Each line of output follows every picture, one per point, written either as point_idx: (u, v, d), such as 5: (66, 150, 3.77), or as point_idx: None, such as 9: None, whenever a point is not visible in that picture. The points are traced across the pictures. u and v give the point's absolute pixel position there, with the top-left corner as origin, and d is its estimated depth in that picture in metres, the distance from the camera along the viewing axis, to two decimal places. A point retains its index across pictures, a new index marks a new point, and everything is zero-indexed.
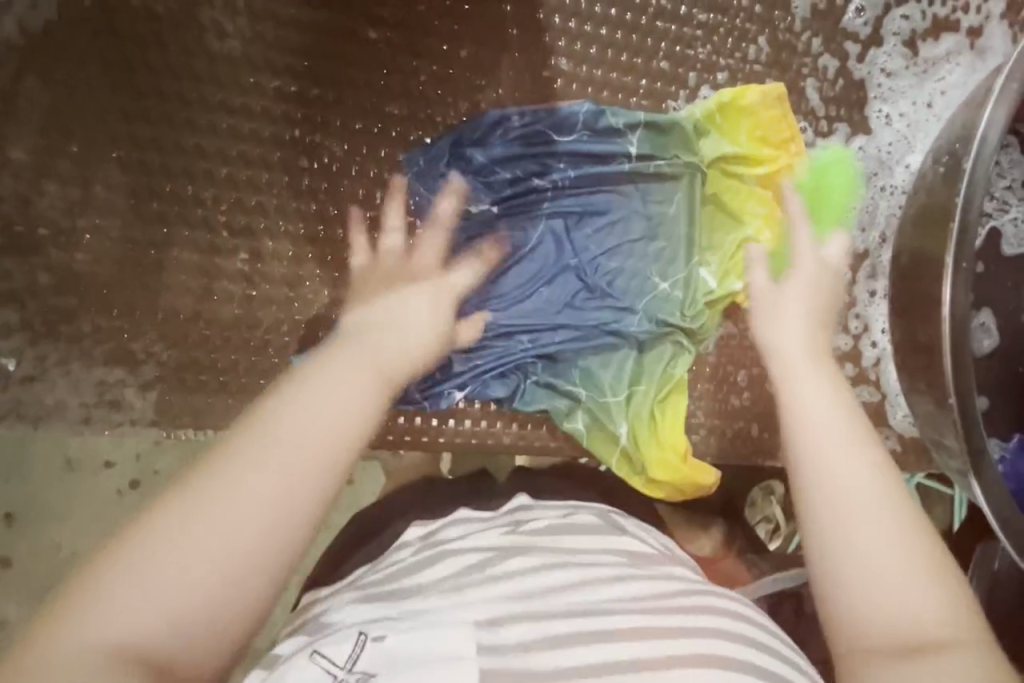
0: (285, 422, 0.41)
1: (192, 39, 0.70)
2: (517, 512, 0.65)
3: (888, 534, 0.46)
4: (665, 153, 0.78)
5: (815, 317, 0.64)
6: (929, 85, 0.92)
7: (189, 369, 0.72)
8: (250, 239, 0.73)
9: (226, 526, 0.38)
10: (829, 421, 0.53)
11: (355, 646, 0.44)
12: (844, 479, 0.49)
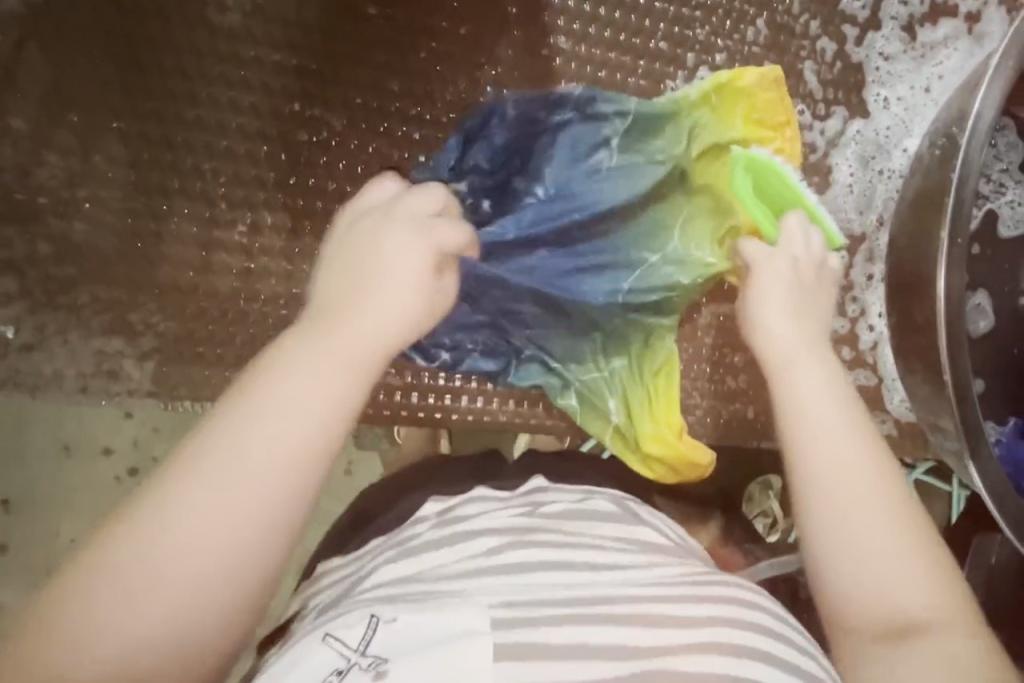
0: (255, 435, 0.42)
1: (193, 11, 0.70)
2: (532, 493, 0.62)
3: (878, 522, 0.51)
4: (656, 136, 0.77)
5: (800, 319, 0.63)
6: (927, 69, 0.93)
7: (186, 341, 0.73)
8: (249, 211, 0.73)
9: (194, 543, 0.40)
10: (825, 411, 0.56)
11: (368, 628, 0.45)
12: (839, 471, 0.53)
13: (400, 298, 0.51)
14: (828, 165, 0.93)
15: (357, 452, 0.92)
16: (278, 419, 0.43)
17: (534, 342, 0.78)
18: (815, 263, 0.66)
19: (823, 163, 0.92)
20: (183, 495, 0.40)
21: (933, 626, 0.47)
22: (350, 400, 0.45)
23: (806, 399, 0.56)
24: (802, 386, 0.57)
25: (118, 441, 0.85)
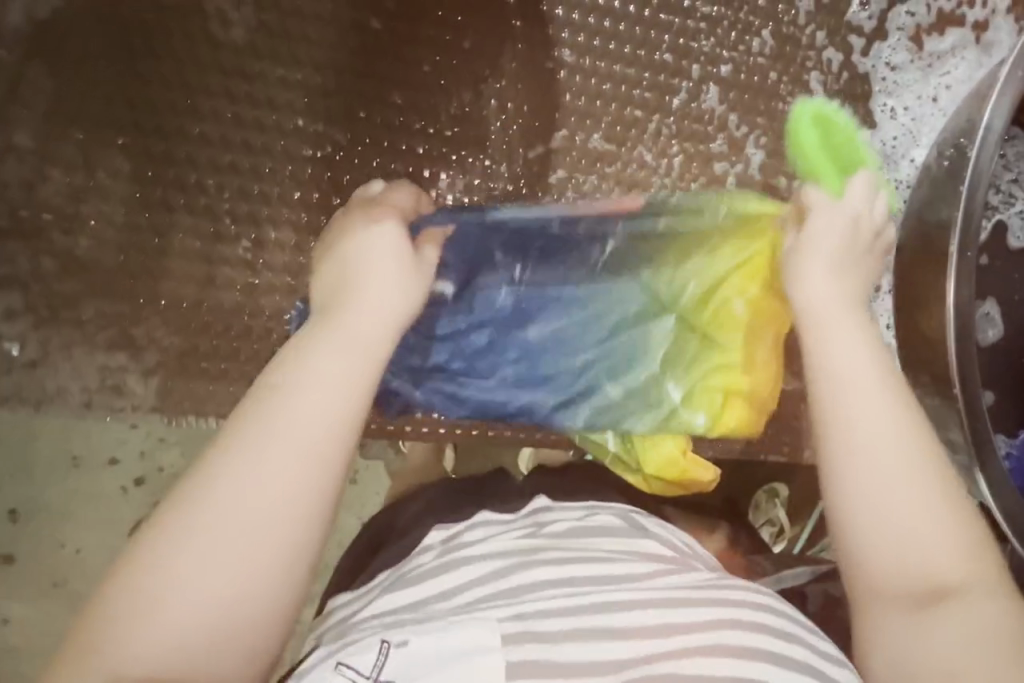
0: (279, 425, 0.44)
1: (197, 28, 0.70)
2: (536, 513, 0.61)
3: (926, 499, 0.48)
4: (634, 250, 0.76)
5: (850, 284, 0.58)
6: (934, 79, 0.92)
7: (189, 356, 0.72)
8: (253, 226, 0.73)
9: (232, 533, 0.41)
10: (862, 370, 0.52)
11: (379, 655, 0.44)
12: (877, 439, 0.49)
13: (393, 288, 0.53)
14: None
15: (362, 464, 0.91)
16: (296, 413, 0.44)
17: (491, 414, 0.81)
18: (864, 225, 0.62)
19: None
20: (218, 491, 0.42)
21: (971, 614, 0.45)
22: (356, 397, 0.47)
23: (837, 364, 0.53)
24: (828, 343, 0.54)
25: (125, 453, 0.85)
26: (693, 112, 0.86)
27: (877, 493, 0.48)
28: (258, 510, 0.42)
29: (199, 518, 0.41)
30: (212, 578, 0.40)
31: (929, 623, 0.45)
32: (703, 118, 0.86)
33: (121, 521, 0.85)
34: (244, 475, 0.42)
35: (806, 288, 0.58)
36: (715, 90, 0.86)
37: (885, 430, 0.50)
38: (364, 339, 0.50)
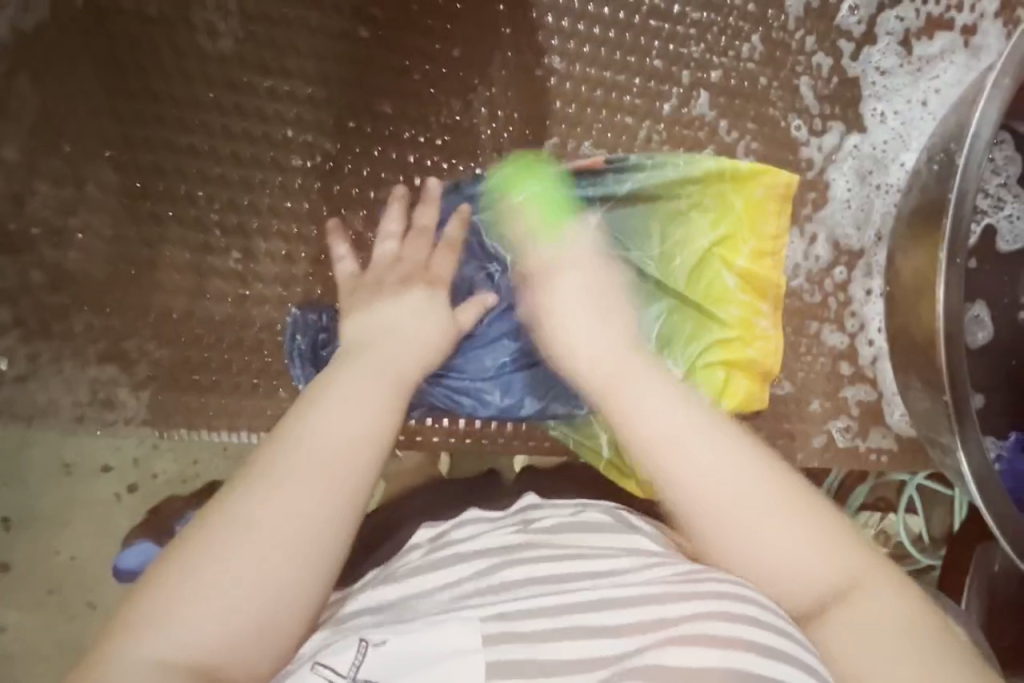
0: (312, 441, 0.49)
1: (185, 39, 0.70)
2: (525, 510, 0.62)
3: (787, 524, 0.51)
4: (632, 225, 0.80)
5: (615, 319, 0.64)
6: (923, 83, 0.93)
7: (181, 369, 0.72)
8: (243, 238, 0.73)
9: (266, 535, 0.45)
10: (683, 412, 0.55)
11: (357, 654, 0.44)
12: (717, 481, 0.52)
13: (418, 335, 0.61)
14: (825, 181, 0.92)
15: None
16: (327, 429, 0.49)
17: (501, 410, 0.79)
18: (591, 262, 0.68)
19: (819, 180, 0.92)
20: (253, 498, 0.46)
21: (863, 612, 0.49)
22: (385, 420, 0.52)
23: (662, 424, 0.55)
24: (649, 394, 0.57)
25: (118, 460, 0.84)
26: (683, 118, 0.86)
27: (736, 531, 0.51)
28: (291, 515, 0.45)
29: (234, 522, 0.45)
30: (241, 576, 0.43)
31: (829, 631, 0.49)
32: (693, 124, 0.86)
33: (113, 531, 0.85)
34: (281, 484, 0.46)
35: (588, 348, 0.62)
36: (706, 96, 0.87)
37: (726, 469, 0.52)
38: (391, 370, 0.56)
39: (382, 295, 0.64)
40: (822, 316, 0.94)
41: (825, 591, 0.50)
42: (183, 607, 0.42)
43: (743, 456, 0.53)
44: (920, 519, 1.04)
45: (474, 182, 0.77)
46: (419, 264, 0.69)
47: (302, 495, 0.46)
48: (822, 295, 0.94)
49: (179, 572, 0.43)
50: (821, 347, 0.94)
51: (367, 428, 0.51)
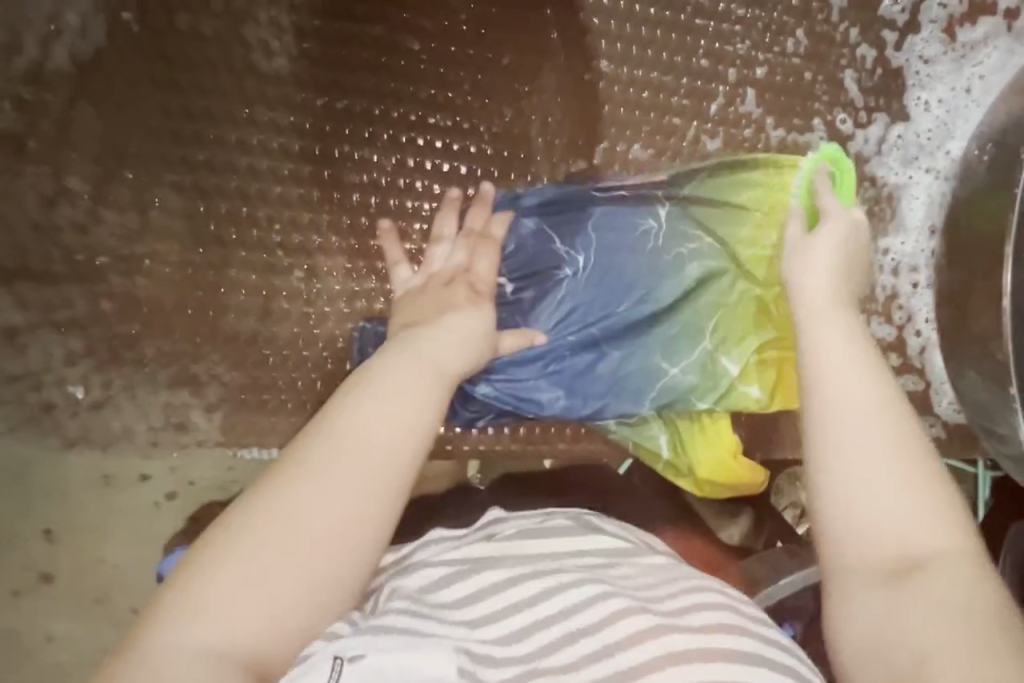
0: (356, 435, 0.48)
1: (240, 59, 0.70)
2: (490, 525, 0.59)
3: (892, 480, 0.45)
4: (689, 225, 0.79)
5: (838, 269, 0.59)
6: (968, 70, 0.92)
7: (249, 390, 0.74)
8: (305, 257, 0.73)
9: (301, 529, 0.44)
10: (848, 357, 0.51)
11: (333, 672, 0.41)
12: (854, 415, 0.48)
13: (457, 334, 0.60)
14: (871, 175, 0.92)
15: None
16: (375, 422, 0.48)
17: (557, 414, 0.79)
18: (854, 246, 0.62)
19: (865, 173, 0.92)
20: (294, 486, 0.45)
21: (952, 579, 0.42)
22: (432, 412, 0.51)
23: (822, 346, 0.52)
24: (816, 334, 0.53)
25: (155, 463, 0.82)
26: (730, 117, 0.86)
27: (850, 464, 0.46)
28: (330, 509, 0.45)
29: (268, 508, 0.44)
30: (267, 562, 0.43)
31: (898, 603, 0.42)
32: (740, 122, 0.86)
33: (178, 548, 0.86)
34: (322, 474, 0.46)
35: (795, 280, 0.60)
36: (751, 93, 0.86)
37: (864, 417, 0.48)
38: (440, 366, 0.55)
39: (430, 299, 0.64)
40: (870, 309, 0.93)
41: (905, 558, 0.44)
42: (201, 601, 0.41)
43: (889, 417, 0.48)
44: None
45: (531, 191, 0.78)
46: (463, 266, 0.68)
47: (340, 489, 0.45)
48: (869, 288, 0.93)
49: (207, 561, 0.42)
50: (870, 340, 0.94)
51: (420, 419, 0.50)
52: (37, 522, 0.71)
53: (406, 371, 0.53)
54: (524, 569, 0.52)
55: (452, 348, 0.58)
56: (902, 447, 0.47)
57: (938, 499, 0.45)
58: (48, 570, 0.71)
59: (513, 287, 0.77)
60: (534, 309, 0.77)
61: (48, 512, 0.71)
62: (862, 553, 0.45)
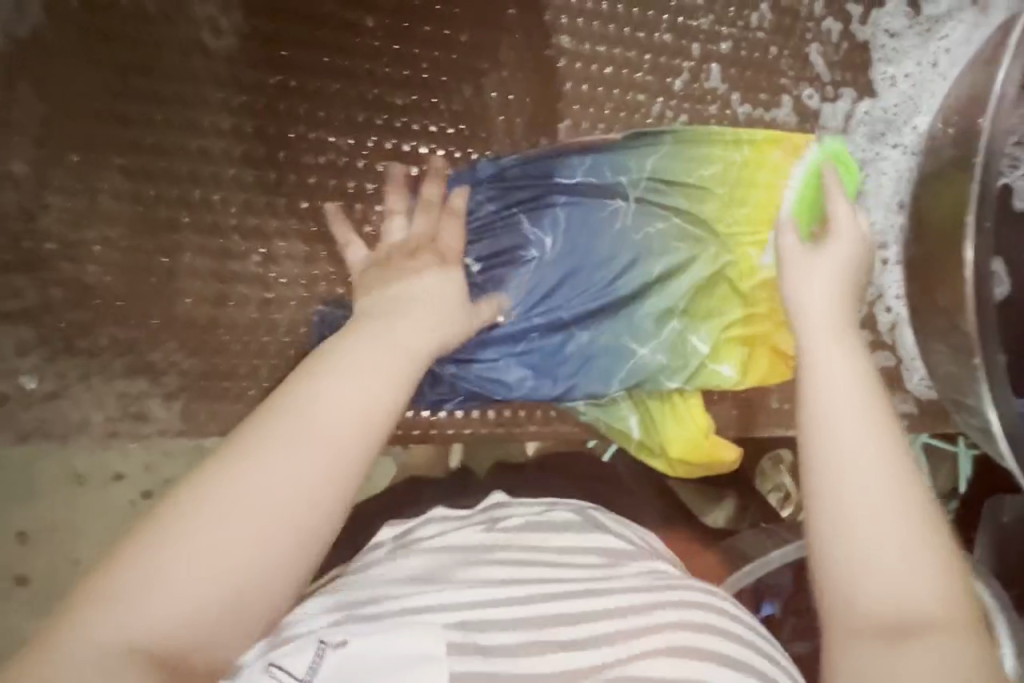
0: (321, 426, 0.45)
1: (187, 37, 0.68)
2: (493, 508, 0.61)
3: (890, 519, 0.45)
4: (660, 201, 0.79)
5: (845, 290, 0.60)
6: (933, 44, 0.91)
7: (211, 377, 0.72)
8: (262, 241, 0.72)
9: (254, 529, 0.41)
10: (863, 415, 0.49)
11: (314, 655, 0.42)
12: (856, 476, 0.46)
13: (430, 317, 0.58)
14: None
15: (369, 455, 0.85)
16: (338, 407, 0.46)
17: (522, 396, 0.79)
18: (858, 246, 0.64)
19: None
20: (241, 478, 0.42)
21: (948, 650, 0.41)
22: (395, 394, 0.49)
23: (831, 386, 0.50)
24: (824, 359, 0.52)
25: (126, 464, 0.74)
26: (695, 93, 0.85)
27: (844, 495, 0.46)
28: (288, 506, 0.42)
29: (219, 501, 0.41)
30: (216, 561, 0.40)
31: (884, 660, 0.42)
32: (705, 98, 0.85)
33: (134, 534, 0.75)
34: (280, 466, 0.43)
35: (800, 306, 0.58)
36: (716, 69, 0.85)
37: (875, 473, 0.46)
38: (403, 344, 0.53)
39: (392, 276, 0.62)
40: None
41: (899, 618, 0.43)
42: (139, 601, 0.38)
43: (885, 468, 0.46)
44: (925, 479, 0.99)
45: (489, 161, 0.77)
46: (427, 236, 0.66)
47: (299, 486, 0.43)
48: None
49: (151, 553, 0.39)
50: None
51: (382, 410, 0.48)
52: (11, 524, 0.71)
53: (372, 355, 0.51)
54: (521, 556, 0.53)
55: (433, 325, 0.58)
56: (901, 484, 0.46)
57: (930, 552, 0.44)
58: (24, 570, 0.71)
59: (472, 266, 0.77)
60: (496, 289, 0.77)
61: (15, 514, 0.71)
62: (857, 606, 0.44)
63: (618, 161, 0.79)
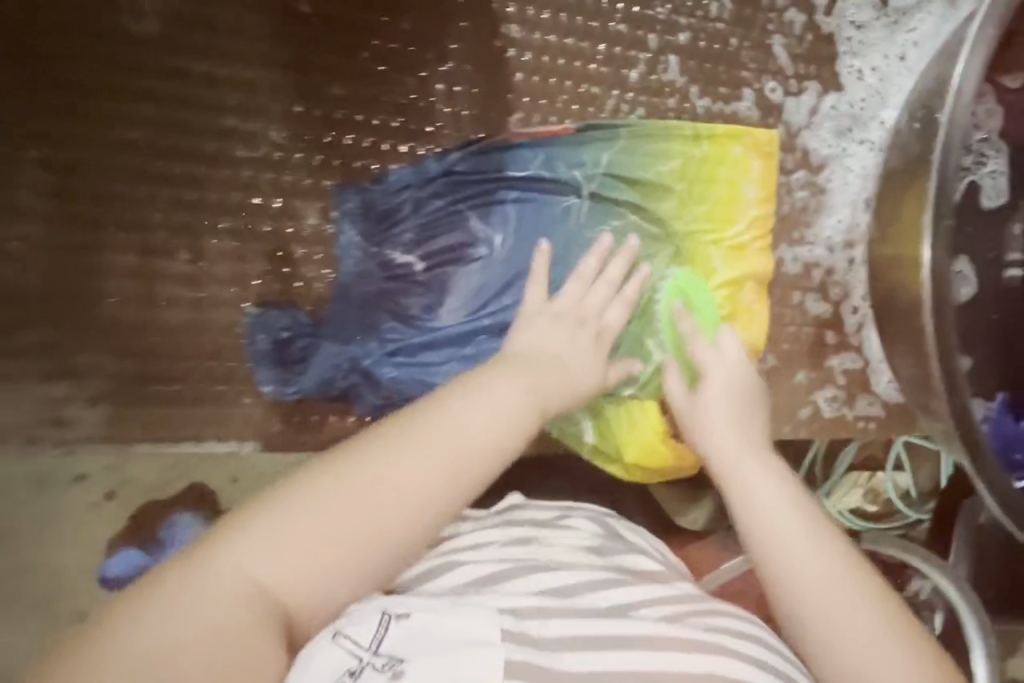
0: (449, 439, 0.48)
1: (106, 23, 0.64)
2: (511, 510, 0.66)
3: (858, 619, 0.48)
4: (613, 198, 0.78)
5: (742, 414, 0.66)
6: (901, 36, 0.88)
7: (136, 381, 0.69)
8: (191, 238, 0.68)
9: (358, 524, 0.43)
10: (800, 536, 0.53)
11: (379, 626, 0.42)
12: (809, 591, 0.50)
13: (551, 353, 0.63)
14: (801, 146, 0.88)
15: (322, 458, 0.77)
16: (469, 424, 0.49)
17: None
18: (742, 370, 0.70)
19: (796, 145, 0.88)
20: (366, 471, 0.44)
21: None
22: (523, 425, 0.52)
23: (763, 513, 0.55)
24: (748, 493, 0.57)
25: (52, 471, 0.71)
26: (652, 85, 0.82)
27: (806, 604, 0.50)
28: (398, 510, 0.44)
29: (338, 485, 0.43)
30: (322, 542, 0.42)
31: None
32: (663, 91, 0.82)
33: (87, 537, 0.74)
34: (401, 475, 0.45)
35: (712, 438, 0.64)
36: (675, 60, 0.82)
37: (831, 581, 0.50)
38: (535, 385, 0.56)
39: None
40: (805, 286, 0.91)
41: None
42: (248, 556, 0.40)
43: (827, 546, 0.52)
44: (908, 476, 1.00)
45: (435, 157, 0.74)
46: None
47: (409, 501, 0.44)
48: (803, 266, 0.90)
49: (271, 516, 0.42)
50: (805, 317, 0.91)
51: (505, 440, 0.50)
52: None
53: (508, 384, 0.54)
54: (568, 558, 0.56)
55: (564, 379, 0.61)
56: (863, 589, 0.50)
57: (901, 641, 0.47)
58: None
59: (415, 267, 0.74)
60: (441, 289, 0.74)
61: None
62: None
63: (573, 156, 0.77)
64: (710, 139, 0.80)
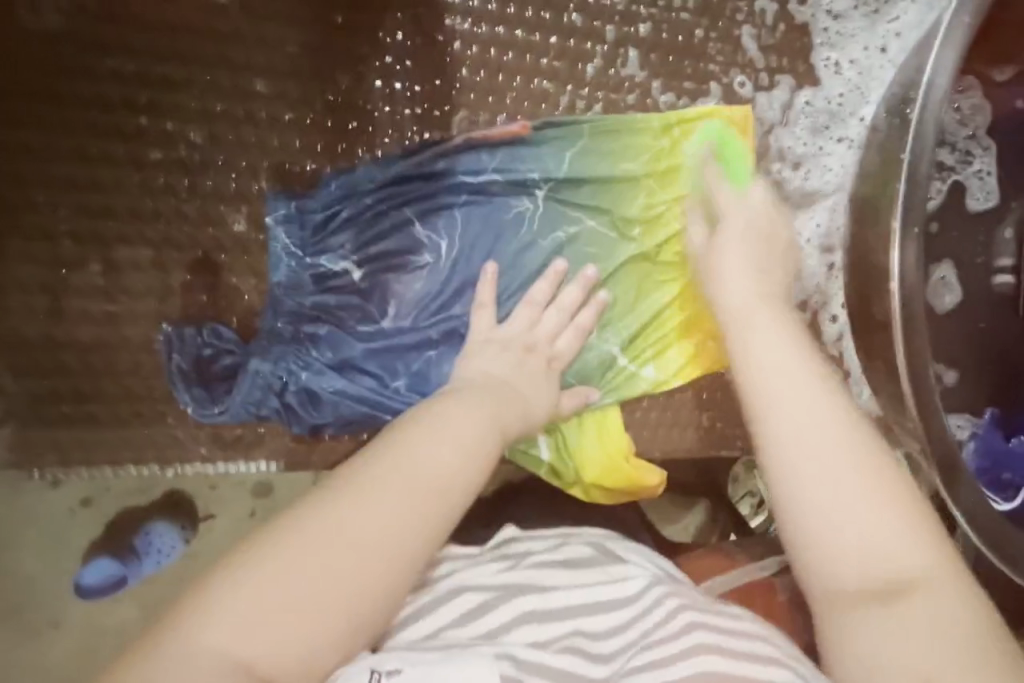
0: (404, 461, 0.46)
1: (5, 21, 0.61)
2: (506, 545, 0.58)
3: (845, 464, 0.45)
4: (569, 200, 0.72)
5: (760, 265, 0.63)
6: (883, 25, 0.82)
7: (46, 400, 0.66)
8: (102, 249, 0.65)
9: (326, 549, 0.40)
10: (801, 394, 0.50)
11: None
12: (806, 436, 0.47)
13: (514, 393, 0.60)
14: (773, 145, 0.82)
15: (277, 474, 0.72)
16: (426, 455, 0.47)
17: None
18: (763, 210, 0.67)
19: (767, 143, 0.82)
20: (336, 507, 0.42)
21: (941, 603, 0.40)
22: (484, 459, 0.51)
23: (768, 363, 0.53)
24: (752, 347, 0.55)
25: None
26: (610, 80, 0.76)
27: (796, 455, 0.47)
28: (365, 527, 0.42)
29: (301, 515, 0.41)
30: (293, 573, 0.39)
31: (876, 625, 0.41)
32: (622, 87, 0.77)
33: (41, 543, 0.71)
34: (363, 501, 0.43)
35: (727, 293, 0.61)
36: (634, 54, 0.77)
37: (823, 432, 0.47)
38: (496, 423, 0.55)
39: None
40: None
41: (885, 580, 0.42)
42: (210, 608, 0.37)
43: (825, 397, 0.50)
44: None
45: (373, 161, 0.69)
46: None
47: (380, 518, 0.42)
48: None
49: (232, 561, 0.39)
50: None
51: (467, 473, 0.49)
52: None
53: (465, 416, 0.53)
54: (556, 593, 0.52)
55: (520, 406, 0.60)
56: (854, 433, 0.47)
57: (891, 493, 0.44)
58: None
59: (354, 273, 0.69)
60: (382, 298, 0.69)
61: None
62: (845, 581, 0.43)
63: (528, 155, 0.71)
64: (679, 134, 0.73)
